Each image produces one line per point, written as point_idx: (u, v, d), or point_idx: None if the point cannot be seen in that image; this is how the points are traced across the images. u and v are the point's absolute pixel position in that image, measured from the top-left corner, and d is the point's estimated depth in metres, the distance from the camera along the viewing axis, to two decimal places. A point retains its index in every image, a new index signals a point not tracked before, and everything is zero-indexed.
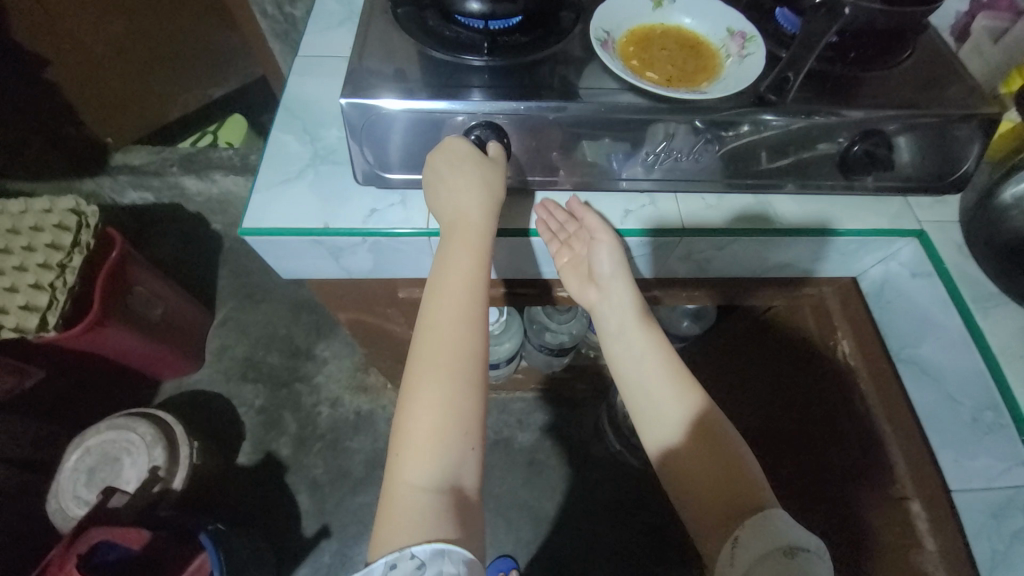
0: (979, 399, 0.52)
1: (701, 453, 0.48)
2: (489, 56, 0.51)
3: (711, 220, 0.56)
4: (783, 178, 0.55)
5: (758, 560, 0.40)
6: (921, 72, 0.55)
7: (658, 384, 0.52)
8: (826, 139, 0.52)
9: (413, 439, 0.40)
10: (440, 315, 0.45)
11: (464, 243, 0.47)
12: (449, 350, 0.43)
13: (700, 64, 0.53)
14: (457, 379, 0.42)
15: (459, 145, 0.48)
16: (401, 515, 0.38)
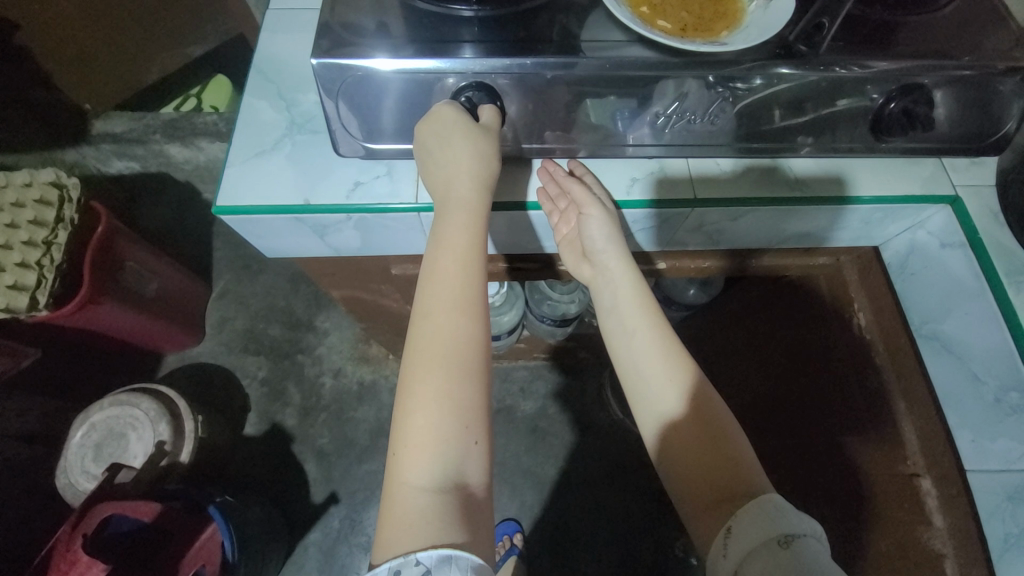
0: (1005, 378, 0.50)
1: (697, 438, 0.45)
2: (479, 5, 0.45)
3: (726, 186, 0.52)
4: (798, 137, 0.49)
5: (752, 552, 0.37)
6: (967, 16, 0.48)
7: (654, 364, 0.48)
8: (853, 93, 0.46)
9: (412, 437, 0.38)
10: (430, 300, 0.42)
11: (457, 220, 0.44)
12: (446, 338, 0.40)
13: (719, 10, 0.47)
14: (456, 369, 0.40)
15: (445, 111, 0.43)
16: (402, 516, 0.36)
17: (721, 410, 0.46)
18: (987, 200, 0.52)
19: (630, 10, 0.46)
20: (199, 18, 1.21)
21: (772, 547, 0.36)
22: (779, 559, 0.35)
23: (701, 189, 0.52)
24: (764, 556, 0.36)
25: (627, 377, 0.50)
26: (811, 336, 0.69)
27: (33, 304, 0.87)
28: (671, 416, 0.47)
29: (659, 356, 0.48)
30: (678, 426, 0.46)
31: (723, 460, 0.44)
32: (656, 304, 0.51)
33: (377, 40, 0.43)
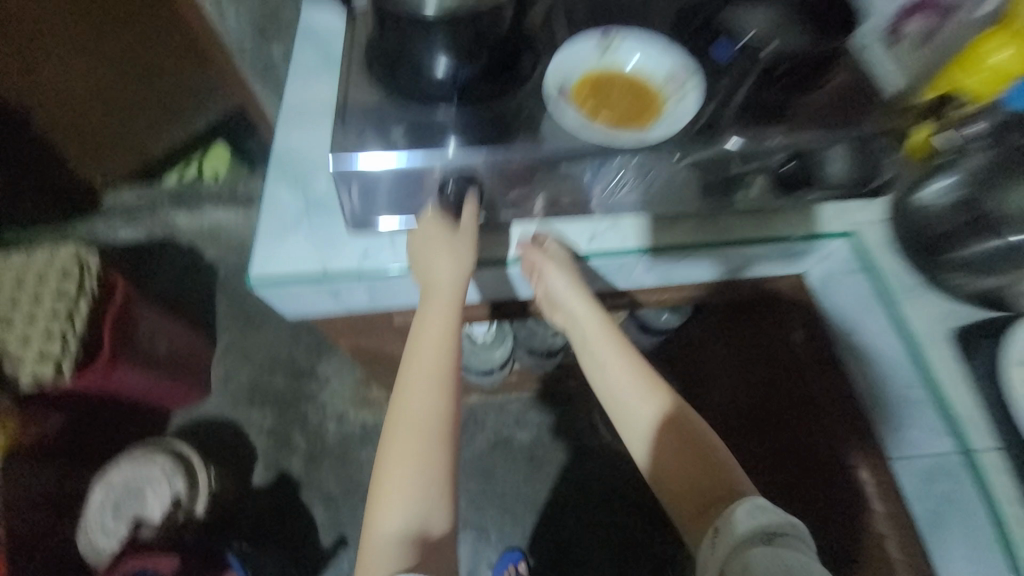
0: (910, 377, 0.60)
1: (689, 452, 0.54)
2: (460, 108, 0.56)
3: (670, 236, 0.63)
4: (723, 193, 0.61)
5: (738, 546, 0.45)
6: (855, 90, 0.60)
7: (635, 394, 0.57)
8: (757, 159, 0.57)
9: (387, 494, 0.49)
10: (415, 380, 0.53)
11: (433, 313, 0.55)
12: (419, 415, 0.51)
13: (643, 106, 0.57)
14: (425, 441, 0.51)
15: (430, 222, 0.56)
16: (374, 555, 0.47)
17: (703, 426, 0.56)
18: (881, 230, 0.63)
19: (578, 109, 0.56)
20: (201, 97, 1.33)
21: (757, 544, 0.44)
22: (769, 553, 0.43)
23: (650, 239, 0.63)
24: (750, 551, 0.44)
25: (614, 404, 0.59)
26: (763, 347, 0.76)
27: (58, 372, 0.95)
28: (663, 433, 0.56)
29: (639, 388, 0.57)
30: (669, 442, 0.55)
31: (708, 469, 0.53)
32: (626, 343, 0.60)
33: (379, 146, 0.54)
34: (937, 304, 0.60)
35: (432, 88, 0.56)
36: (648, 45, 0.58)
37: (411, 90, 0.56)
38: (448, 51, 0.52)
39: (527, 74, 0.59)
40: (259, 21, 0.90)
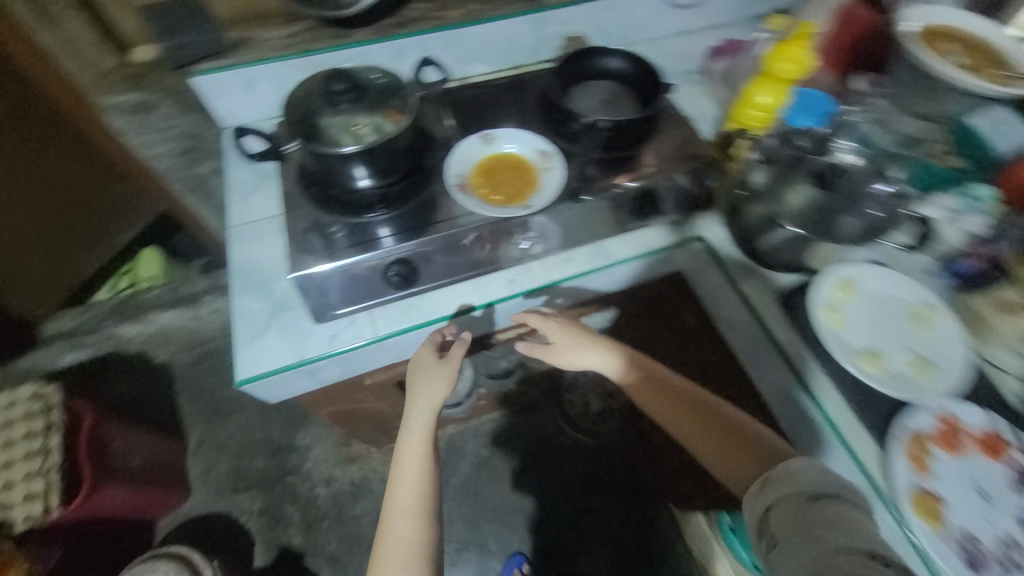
0: (760, 339, 0.76)
1: (722, 438, 0.68)
2: (389, 208, 0.73)
3: (562, 269, 0.78)
4: (599, 229, 0.81)
5: (786, 498, 0.58)
6: (673, 138, 0.85)
7: (666, 405, 0.73)
8: (618, 200, 0.79)
9: None
10: (400, 502, 0.71)
11: (411, 462, 0.73)
12: (401, 544, 0.69)
13: (526, 182, 0.75)
14: (405, 566, 0.68)
15: (425, 360, 0.74)
16: None
17: (730, 414, 0.71)
18: (720, 229, 0.80)
19: (475, 196, 0.74)
20: (122, 212, 1.42)
21: (805, 501, 0.56)
22: (818, 509, 0.55)
23: (547, 275, 0.78)
24: (804, 507, 0.56)
25: (656, 413, 0.74)
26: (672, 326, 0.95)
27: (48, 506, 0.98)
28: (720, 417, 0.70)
29: (668, 398, 0.73)
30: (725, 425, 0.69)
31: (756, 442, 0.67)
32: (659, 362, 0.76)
33: (330, 251, 0.71)
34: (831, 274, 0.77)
35: (358, 200, 0.73)
36: (519, 135, 0.77)
37: (343, 203, 0.73)
38: (367, 171, 0.70)
39: (433, 169, 0.77)
40: (185, 146, 1.00)
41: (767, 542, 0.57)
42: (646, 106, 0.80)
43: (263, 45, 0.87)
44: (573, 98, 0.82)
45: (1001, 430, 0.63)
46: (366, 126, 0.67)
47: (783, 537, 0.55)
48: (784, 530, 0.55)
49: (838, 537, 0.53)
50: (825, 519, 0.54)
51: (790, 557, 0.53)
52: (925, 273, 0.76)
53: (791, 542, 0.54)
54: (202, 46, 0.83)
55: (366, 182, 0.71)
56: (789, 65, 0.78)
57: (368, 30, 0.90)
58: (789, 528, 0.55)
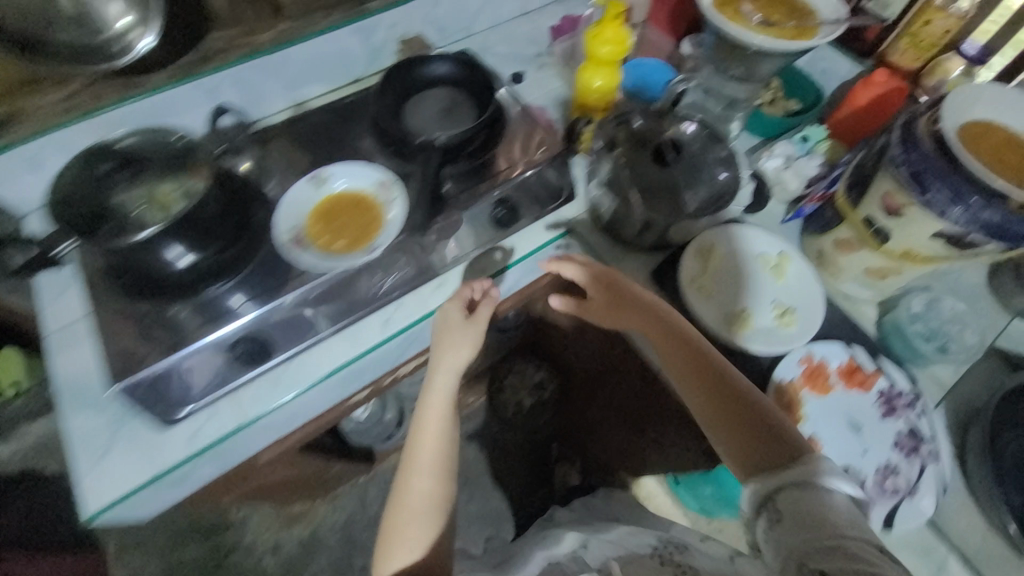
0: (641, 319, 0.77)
1: (741, 418, 0.63)
2: (228, 278, 0.67)
3: (437, 295, 0.74)
4: (465, 248, 0.75)
5: (800, 489, 0.56)
6: (524, 133, 0.81)
7: (685, 364, 0.66)
8: (475, 216, 0.75)
9: (400, 529, 0.68)
10: (421, 458, 0.70)
11: (438, 412, 0.71)
12: (423, 485, 0.69)
13: (369, 220, 0.68)
14: (426, 502, 0.68)
15: (453, 313, 0.69)
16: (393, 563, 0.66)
17: (751, 392, 0.64)
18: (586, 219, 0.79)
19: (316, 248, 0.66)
20: None
21: (816, 492, 0.55)
22: (830, 502, 0.54)
23: (422, 306, 0.73)
24: (814, 495, 0.55)
25: (671, 367, 0.67)
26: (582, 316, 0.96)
27: None
28: (737, 391, 0.64)
29: (689, 354, 0.66)
30: (743, 401, 0.64)
31: (772, 428, 0.62)
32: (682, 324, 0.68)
33: (179, 338, 0.64)
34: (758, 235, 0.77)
35: (182, 281, 0.64)
36: (350, 168, 0.69)
37: (164, 290, 0.64)
38: (186, 247, 0.62)
39: (264, 227, 0.69)
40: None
41: (767, 521, 0.57)
42: (483, 109, 0.77)
43: (40, 112, 0.71)
44: (406, 112, 0.76)
45: (857, 357, 0.69)
46: (173, 192, 0.63)
47: (789, 517, 0.55)
48: (790, 512, 0.55)
49: (847, 530, 0.52)
50: (833, 512, 0.53)
51: (793, 541, 0.54)
52: (777, 220, 0.82)
53: (794, 524, 0.54)
54: None
55: (181, 260, 0.62)
56: (612, 49, 0.73)
57: (163, 74, 0.77)
58: (796, 514, 0.55)
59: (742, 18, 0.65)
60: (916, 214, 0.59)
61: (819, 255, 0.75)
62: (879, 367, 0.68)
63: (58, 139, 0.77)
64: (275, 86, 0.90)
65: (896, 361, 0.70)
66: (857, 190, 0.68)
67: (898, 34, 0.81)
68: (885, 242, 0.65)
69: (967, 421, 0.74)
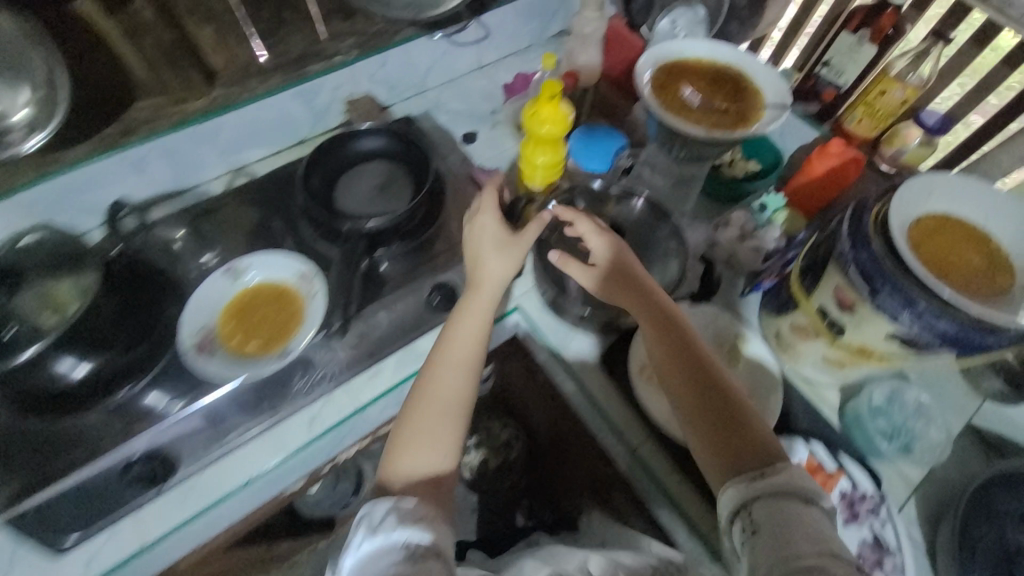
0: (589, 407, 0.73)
1: (724, 423, 0.56)
2: (132, 383, 0.61)
3: (368, 387, 0.67)
4: (400, 336, 0.69)
5: (779, 495, 0.49)
6: (465, 209, 0.77)
7: (672, 370, 0.60)
8: (413, 300, 0.70)
9: (410, 438, 0.57)
10: (455, 351, 0.61)
11: (478, 306, 0.63)
12: (446, 395, 0.59)
13: (287, 316, 0.64)
14: (450, 412, 0.59)
15: (488, 223, 0.68)
16: (405, 468, 0.56)
17: (736, 395, 0.58)
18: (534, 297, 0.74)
19: (225, 351, 0.62)
20: None
21: (795, 503, 0.48)
22: (807, 514, 0.47)
23: (349, 401, 0.66)
24: (795, 507, 0.48)
25: (653, 348, 0.61)
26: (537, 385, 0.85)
27: None
28: (719, 383, 0.59)
29: (678, 360, 0.60)
30: (723, 394, 0.58)
31: (750, 431, 0.56)
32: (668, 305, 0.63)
33: (82, 453, 0.59)
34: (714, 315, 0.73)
35: (81, 394, 0.60)
36: (269, 260, 0.66)
37: (56, 403, 0.59)
38: (79, 357, 0.58)
39: (174, 323, 0.66)
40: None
41: (739, 532, 0.49)
42: (420, 186, 0.73)
43: None
44: (338, 194, 0.72)
45: (818, 455, 0.64)
46: (65, 289, 0.61)
47: (767, 527, 0.47)
48: (767, 520, 0.48)
49: (828, 548, 0.45)
50: (814, 529, 0.46)
51: (765, 558, 0.46)
52: (738, 293, 0.78)
53: (773, 535, 0.46)
54: None
55: (75, 371, 0.59)
56: (548, 128, 0.68)
57: (83, 148, 0.72)
58: (773, 525, 0.47)
59: (679, 99, 0.63)
60: (869, 313, 0.55)
61: (777, 337, 0.70)
62: (840, 467, 0.63)
63: None
64: (210, 151, 0.85)
65: (857, 455, 0.66)
66: (811, 276, 0.63)
67: (856, 100, 0.77)
68: (841, 335, 0.61)
69: (940, 506, 0.65)
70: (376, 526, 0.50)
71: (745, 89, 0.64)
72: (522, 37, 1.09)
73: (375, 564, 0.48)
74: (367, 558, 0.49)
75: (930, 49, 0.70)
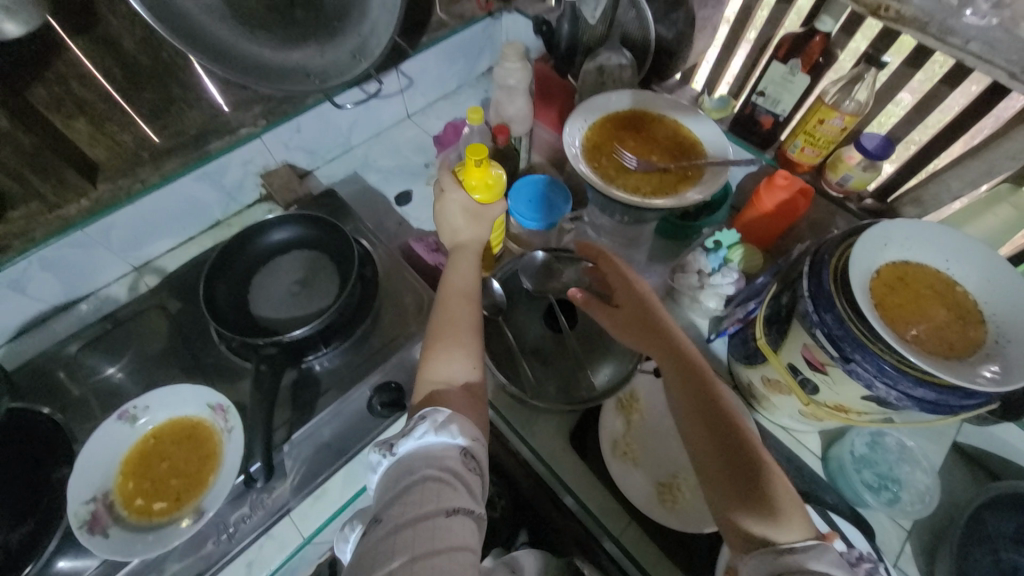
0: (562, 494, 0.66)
1: (726, 465, 0.47)
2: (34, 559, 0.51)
3: (312, 513, 0.60)
4: (340, 454, 0.61)
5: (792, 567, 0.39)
6: (400, 292, 0.70)
7: (683, 403, 0.52)
8: (348, 409, 0.62)
9: (438, 346, 0.53)
10: (454, 285, 0.59)
11: (465, 257, 0.61)
12: (455, 317, 0.55)
13: (202, 458, 0.54)
14: (464, 325, 0.55)
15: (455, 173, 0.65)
16: (437, 377, 0.51)
17: (741, 427, 0.50)
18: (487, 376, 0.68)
19: (122, 523, 0.49)
20: None
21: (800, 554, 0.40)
22: None
23: (299, 526, 0.59)
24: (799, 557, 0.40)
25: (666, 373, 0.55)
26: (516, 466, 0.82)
27: None
28: (729, 416, 0.50)
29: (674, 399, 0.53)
30: (734, 429, 0.49)
31: (763, 479, 0.46)
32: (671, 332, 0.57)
33: None
34: None
35: None
36: (175, 394, 0.56)
37: None
38: None
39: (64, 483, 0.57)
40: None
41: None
42: (346, 276, 0.65)
43: None
44: (252, 296, 0.64)
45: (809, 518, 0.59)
46: None
47: None
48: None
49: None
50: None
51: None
52: (702, 338, 0.75)
53: None
54: None
55: None
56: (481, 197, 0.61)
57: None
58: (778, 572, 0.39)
59: (616, 158, 0.59)
60: (841, 375, 0.51)
61: (749, 387, 0.67)
62: (833, 526, 0.59)
63: None
64: (104, 254, 0.75)
65: (849, 512, 0.62)
66: (775, 331, 0.59)
67: (796, 127, 0.75)
68: (815, 394, 0.57)
69: (933, 543, 0.61)
70: (439, 422, 0.45)
71: (685, 143, 0.61)
72: (449, 81, 1.03)
73: (428, 461, 0.43)
74: (425, 450, 0.43)
75: (863, 75, 0.68)
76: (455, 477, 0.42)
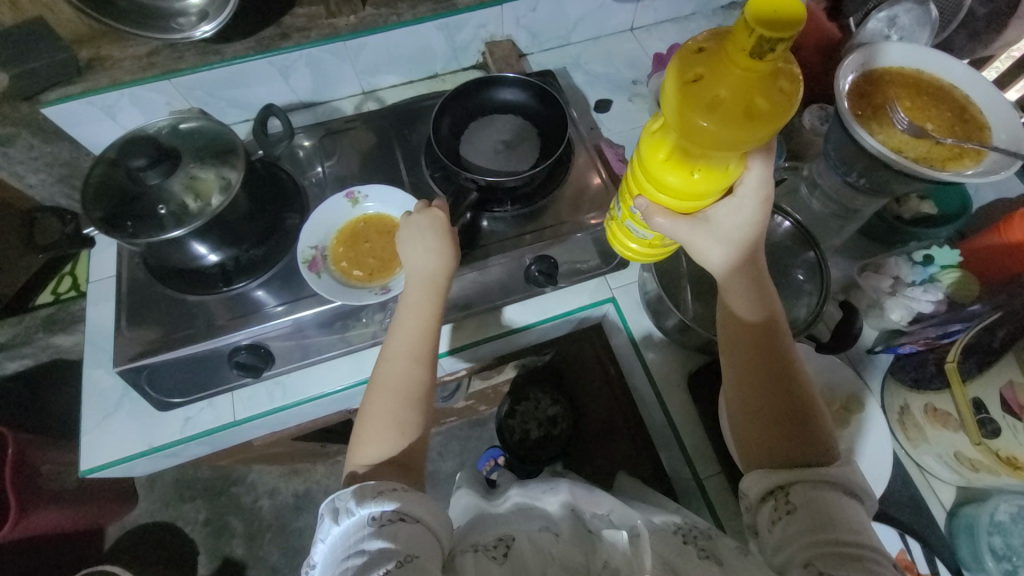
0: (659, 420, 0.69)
1: (780, 423, 0.48)
2: (261, 278, 0.67)
3: (457, 334, 0.70)
4: (495, 298, 0.70)
5: (809, 486, 0.44)
6: (583, 185, 0.73)
7: (746, 386, 0.50)
8: (514, 261, 0.70)
9: (370, 421, 0.53)
10: (404, 332, 0.56)
11: (416, 300, 0.57)
12: (400, 382, 0.54)
13: (395, 251, 0.67)
14: (402, 392, 0.53)
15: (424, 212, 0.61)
16: (369, 439, 0.52)
17: (807, 393, 0.49)
18: (635, 289, 0.72)
19: (332, 272, 0.65)
20: None
21: (838, 494, 0.43)
22: (841, 502, 0.43)
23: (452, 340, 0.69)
24: (837, 498, 0.43)
25: (731, 366, 0.51)
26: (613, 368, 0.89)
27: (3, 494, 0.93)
28: (792, 378, 0.49)
29: (751, 416, 0.49)
30: (787, 408, 0.48)
31: (810, 438, 0.47)
32: (765, 279, 0.51)
33: (207, 328, 0.65)
34: (833, 364, 0.64)
35: (213, 277, 0.66)
36: (387, 195, 0.69)
37: (194, 282, 0.66)
38: (211, 247, 0.63)
39: (294, 232, 0.70)
40: (74, 191, 0.85)
41: (769, 513, 0.44)
42: (548, 155, 0.71)
43: (119, 67, 0.72)
44: (467, 142, 0.73)
45: (912, 552, 0.59)
46: (211, 179, 0.61)
47: (803, 510, 0.42)
48: (804, 503, 0.43)
49: (867, 541, 0.41)
50: (852, 518, 0.42)
51: (790, 537, 0.42)
52: (864, 348, 0.68)
53: (808, 519, 0.42)
54: (46, 73, 0.68)
55: (212, 258, 0.65)
56: (714, 127, 0.38)
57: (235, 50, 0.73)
58: (814, 509, 0.42)
59: (886, 115, 0.60)
60: None
61: (901, 411, 0.62)
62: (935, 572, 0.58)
63: (142, 97, 0.75)
64: (348, 71, 0.85)
65: (951, 565, 0.59)
66: (974, 361, 0.55)
67: None
68: (990, 437, 0.52)
69: None
70: (344, 511, 0.46)
71: (970, 123, 0.60)
72: (687, 2, 0.97)
73: (346, 544, 0.44)
74: (341, 535, 0.45)
75: None
76: (373, 537, 0.44)
